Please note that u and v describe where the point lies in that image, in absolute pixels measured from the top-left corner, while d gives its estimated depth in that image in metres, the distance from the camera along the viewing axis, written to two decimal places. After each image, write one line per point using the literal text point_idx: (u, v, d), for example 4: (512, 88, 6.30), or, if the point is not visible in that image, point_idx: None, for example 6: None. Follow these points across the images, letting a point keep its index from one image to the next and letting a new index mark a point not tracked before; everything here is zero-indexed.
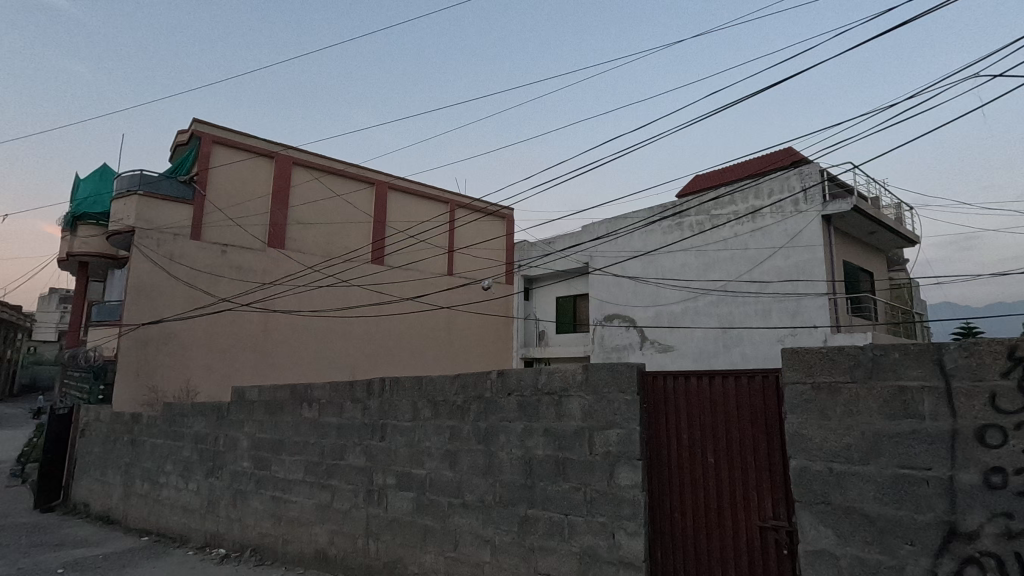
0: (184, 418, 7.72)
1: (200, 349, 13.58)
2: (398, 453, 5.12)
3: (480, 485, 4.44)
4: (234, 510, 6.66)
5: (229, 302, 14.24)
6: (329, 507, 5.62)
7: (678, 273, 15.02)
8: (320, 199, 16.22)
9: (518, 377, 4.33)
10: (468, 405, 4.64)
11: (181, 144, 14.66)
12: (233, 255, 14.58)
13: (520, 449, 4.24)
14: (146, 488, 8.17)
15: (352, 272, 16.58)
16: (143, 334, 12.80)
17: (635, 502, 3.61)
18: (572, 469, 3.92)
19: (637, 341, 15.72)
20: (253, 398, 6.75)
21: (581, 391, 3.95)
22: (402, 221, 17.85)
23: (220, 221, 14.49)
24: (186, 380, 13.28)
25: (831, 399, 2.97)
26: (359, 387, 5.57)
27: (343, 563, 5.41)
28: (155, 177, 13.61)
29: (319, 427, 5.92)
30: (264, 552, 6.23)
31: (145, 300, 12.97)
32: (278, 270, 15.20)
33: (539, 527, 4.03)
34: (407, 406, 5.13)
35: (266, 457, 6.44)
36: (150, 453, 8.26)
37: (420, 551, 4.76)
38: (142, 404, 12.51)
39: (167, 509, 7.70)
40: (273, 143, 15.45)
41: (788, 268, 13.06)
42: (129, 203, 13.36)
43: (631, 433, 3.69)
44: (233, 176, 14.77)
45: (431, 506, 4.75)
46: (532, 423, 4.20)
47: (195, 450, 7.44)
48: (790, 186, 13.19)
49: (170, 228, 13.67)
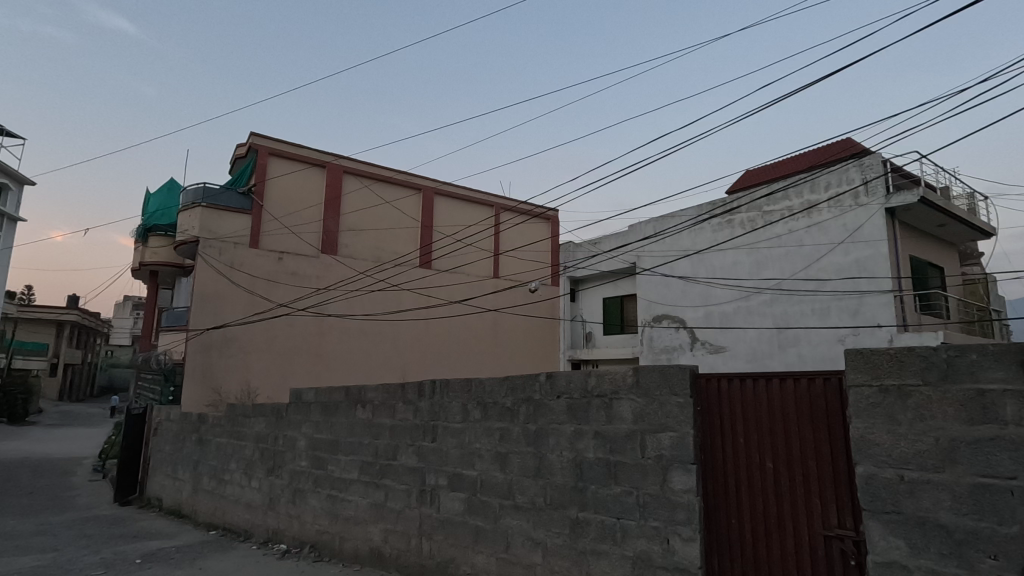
0: (246, 419, 8.10)
1: (258, 352, 14.18)
2: (449, 454, 5.20)
3: (531, 487, 4.45)
4: (294, 508, 6.92)
5: (286, 307, 14.83)
6: (383, 506, 5.76)
7: (729, 272, 14.59)
8: (370, 206, 16.69)
9: (567, 379, 4.32)
10: (517, 407, 4.66)
11: (240, 157, 15.44)
12: (289, 262, 15.19)
13: (570, 452, 4.23)
14: (213, 484, 8.62)
15: (401, 276, 16.97)
16: (207, 338, 13.50)
17: (690, 507, 3.52)
18: (624, 473, 3.87)
19: (687, 342, 15.35)
20: (309, 400, 7.02)
21: (633, 394, 3.89)
22: (449, 225, 18.12)
23: (277, 230, 15.13)
24: (246, 381, 13.90)
25: (900, 403, 2.82)
26: (411, 389, 5.69)
27: (397, 561, 5.53)
28: (217, 189, 14.35)
29: (372, 427, 6.07)
30: (322, 549, 6.44)
31: (209, 306, 13.69)
32: (331, 276, 15.73)
33: (591, 530, 4.00)
34: (457, 407, 5.20)
35: (322, 457, 6.67)
36: (215, 452, 8.70)
37: (472, 552, 4.81)
38: (207, 404, 13.20)
39: (232, 505, 8.08)
40: (325, 153, 16.02)
41: (848, 264, 12.46)
42: (193, 214, 14.14)
43: (684, 437, 3.60)
44: (289, 186, 15.41)
45: (482, 507, 4.79)
46: (582, 426, 4.17)
47: (257, 449, 7.77)
48: (849, 178, 12.60)
49: (231, 237, 14.36)
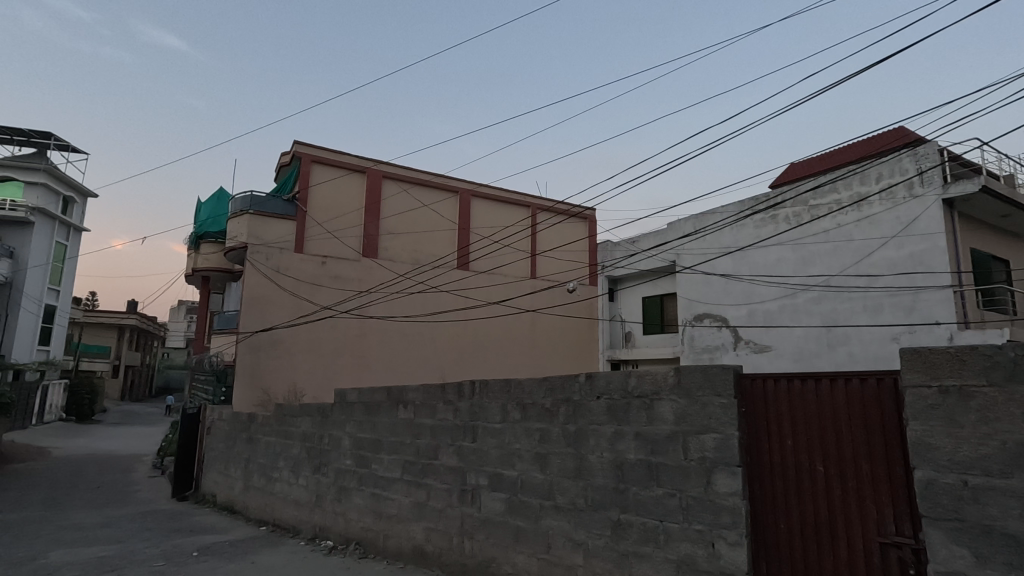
0: (293, 418, 8.37)
1: (304, 354, 14.62)
2: (489, 454, 5.23)
3: (571, 488, 4.43)
4: (339, 505, 7.11)
5: (329, 309, 15.23)
6: (425, 505, 5.85)
7: (774, 269, 14.15)
8: (409, 210, 16.96)
9: (606, 379, 4.28)
10: (557, 408, 4.65)
11: (285, 165, 15.94)
12: (332, 266, 15.59)
13: (611, 453, 4.18)
14: (262, 481, 8.92)
15: (440, 278, 17.20)
16: (256, 340, 14.02)
17: (735, 510, 3.43)
18: (666, 475, 3.81)
19: (730, 341, 14.96)
20: (352, 400, 7.19)
21: (674, 394, 3.82)
22: (486, 227, 18.25)
23: (320, 234, 15.56)
24: (293, 382, 14.36)
25: (962, 405, 2.67)
26: (451, 390, 5.76)
27: (440, 560, 5.59)
28: (263, 197, 14.86)
29: (414, 427, 6.17)
30: (367, 546, 6.59)
31: (257, 309, 14.21)
32: (372, 279, 16.07)
33: (632, 532, 3.95)
34: (496, 408, 5.22)
35: (366, 455, 6.81)
36: (264, 450, 9.02)
37: (513, 552, 4.82)
38: (256, 404, 13.70)
39: (281, 502, 8.35)
40: (365, 159, 16.37)
41: (902, 258, 11.90)
42: (241, 221, 14.69)
43: (729, 438, 3.51)
44: (331, 192, 15.83)
45: (523, 507, 4.80)
46: (622, 426, 4.13)
47: (304, 448, 8.01)
48: (902, 169, 12.03)
49: (277, 242, 14.85)
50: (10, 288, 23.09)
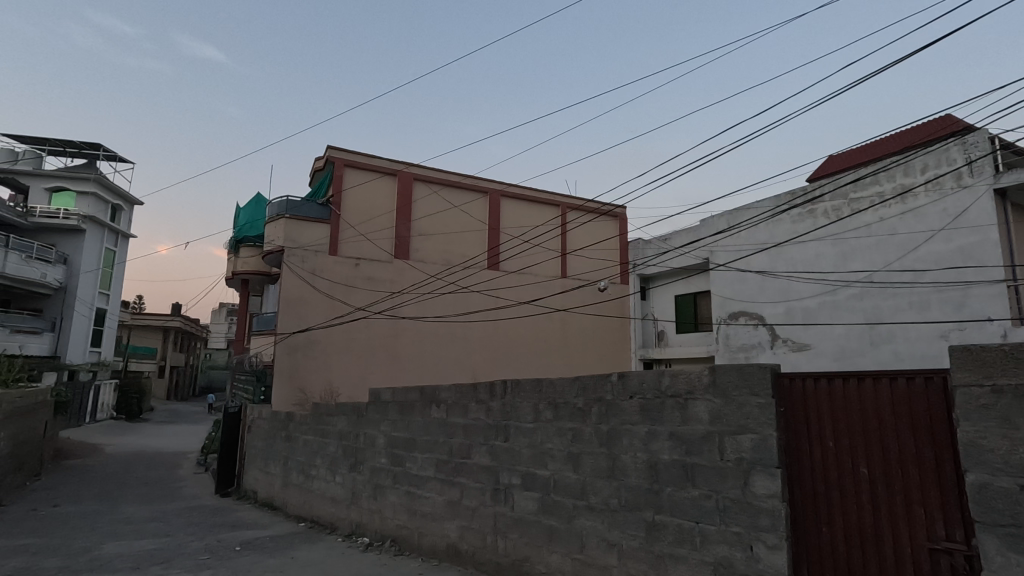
0: (329, 417, 8.57)
1: (339, 354, 14.93)
2: (521, 454, 5.24)
3: (605, 487, 4.40)
4: (374, 503, 7.24)
5: (363, 310, 15.50)
6: (458, 503, 5.90)
7: (812, 265, 13.76)
8: (440, 211, 17.13)
9: (639, 379, 4.24)
10: (589, 408, 4.63)
11: (319, 170, 16.30)
12: (365, 268, 15.87)
13: (644, 453, 4.14)
14: (301, 479, 9.15)
15: (471, 279, 17.30)
16: (293, 341, 14.40)
17: (775, 513, 3.35)
18: (701, 476, 3.75)
19: (766, 340, 14.59)
20: (386, 399, 7.31)
21: (709, 394, 3.76)
22: (516, 227, 18.28)
23: (354, 237, 15.86)
24: (329, 382, 14.67)
25: (1017, 406, 2.55)
26: (482, 389, 5.79)
27: (473, 558, 5.63)
28: (298, 201, 15.25)
29: (447, 426, 6.23)
30: (402, 543, 6.68)
31: (294, 311, 14.58)
32: (404, 280, 16.29)
33: (667, 534, 3.89)
34: (528, 407, 5.23)
35: (400, 454, 6.92)
36: (302, 448, 9.25)
37: (547, 552, 4.82)
38: (294, 404, 14.06)
39: (319, 499, 8.55)
40: (396, 162, 16.60)
41: (950, 252, 11.41)
42: (278, 225, 15.10)
43: (766, 439, 3.43)
44: (364, 195, 16.11)
45: (556, 507, 4.79)
46: (656, 426, 4.08)
47: (340, 446, 8.18)
48: (950, 159, 11.52)
49: (312, 245, 15.20)
50: (65, 293, 24.29)
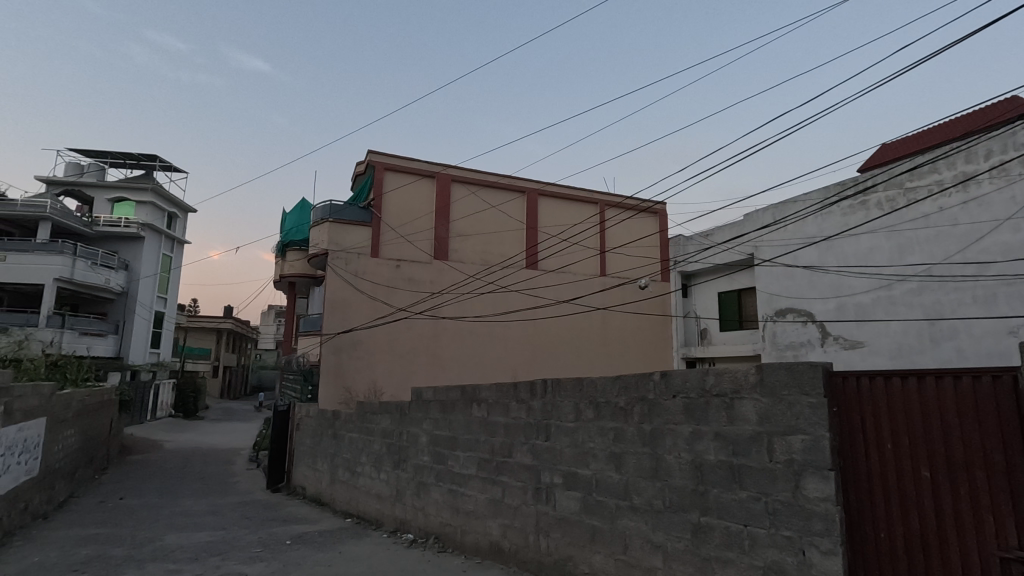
0: (374, 416, 8.77)
1: (382, 354, 15.24)
2: (563, 453, 5.23)
3: (648, 488, 4.34)
4: (418, 500, 7.36)
5: (404, 311, 15.76)
6: (501, 502, 5.93)
7: (865, 259, 13.17)
8: (478, 212, 17.26)
9: (683, 378, 4.15)
10: (631, 407, 4.58)
11: (360, 174, 16.68)
12: (406, 269, 16.14)
13: (689, 453, 4.06)
14: (347, 476, 9.39)
15: (509, 278, 17.37)
16: (338, 341, 14.79)
17: (829, 517, 3.22)
18: (749, 477, 3.64)
19: (816, 337, 14.05)
20: (428, 398, 7.42)
21: (756, 393, 3.65)
22: (554, 225, 18.23)
23: (394, 239, 16.16)
24: (372, 381, 14.98)
25: None
26: (523, 388, 5.81)
27: (516, 556, 5.65)
28: (341, 206, 15.70)
29: (488, 425, 6.28)
30: (445, 540, 6.77)
31: (338, 312, 14.96)
32: (444, 280, 16.49)
33: (714, 537, 3.81)
34: (569, 407, 5.21)
35: (442, 452, 7.01)
36: (348, 446, 9.49)
37: (590, 552, 4.79)
38: (340, 402, 14.44)
39: (364, 495, 8.75)
40: (434, 164, 16.82)
41: (1019, 243, 10.80)
42: (322, 229, 15.54)
43: (819, 440, 3.31)
44: (403, 198, 16.39)
45: (599, 507, 4.76)
46: (701, 426, 3.99)
47: (384, 444, 8.36)
48: (1016, 144, 10.85)
49: (354, 248, 15.58)
50: (127, 297, 25.67)
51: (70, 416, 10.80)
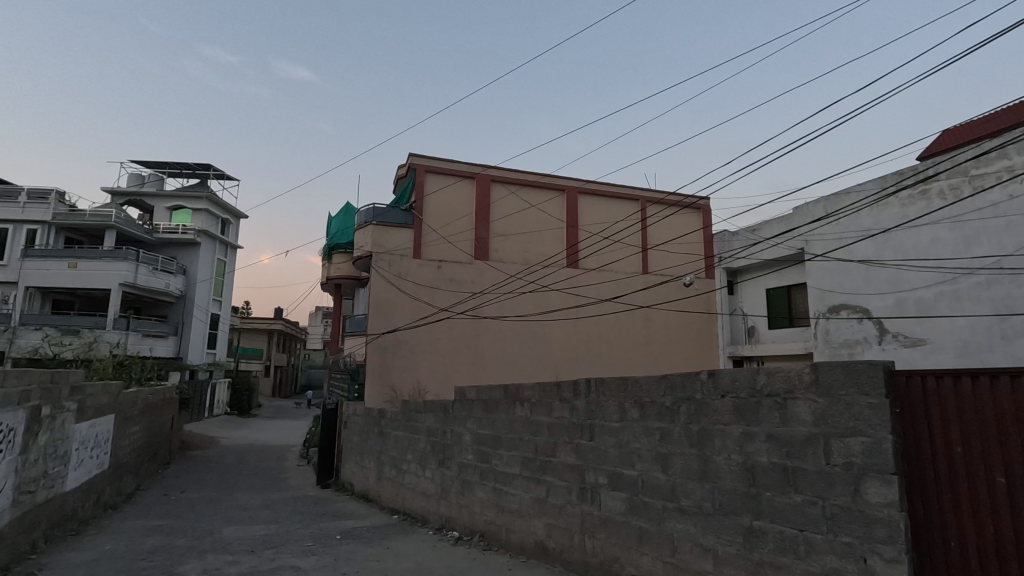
0: (418, 414, 8.91)
1: (425, 353, 15.48)
2: (608, 453, 5.17)
3: (697, 490, 4.25)
4: (463, 498, 7.43)
5: (447, 311, 15.95)
6: (545, 501, 5.92)
7: (926, 252, 12.50)
8: (518, 211, 17.30)
9: (732, 377, 4.04)
10: (677, 407, 4.49)
11: (402, 177, 16.98)
12: (447, 270, 16.33)
13: (740, 455, 3.94)
14: (393, 473, 9.58)
15: (550, 277, 17.34)
16: (383, 341, 15.10)
17: (891, 523, 3.07)
18: (805, 480, 3.51)
19: (873, 334, 13.40)
20: (472, 398, 7.49)
21: (812, 393, 3.51)
22: (594, 223, 18.08)
23: (436, 240, 16.38)
24: (416, 381, 15.21)
25: None
26: (566, 387, 5.78)
27: (561, 556, 5.62)
28: (384, 209, 16.04)
29: (532, 425, 6.28)
30: (490, 539, 6.81)
31: (382, 313, 15.28)
32: (485, 280, 16.60)
33: (768, 541, 3.69)
34: (614, 407, 5.15)
35: (486, 451, 7.05)
36: (394, 443, 9.68)
37: (637, 553, 4.72)
38: (385, 401, 14.74)
39: (410, 493, 8.91)
40: (474, 165, 16.95)
41: None
42: (366, 232, 15.91)
43: (880, 442, 3.15)
44: (444, 200, 16.59)
45: (645, 508, 4.69)
46: (752, 427, 3.87)
47: (429, 442, 8.48)
48: None
49: (397, 250, 15.88)
50: (185, 300, 26.96)
51: (136, 413, 11.41)
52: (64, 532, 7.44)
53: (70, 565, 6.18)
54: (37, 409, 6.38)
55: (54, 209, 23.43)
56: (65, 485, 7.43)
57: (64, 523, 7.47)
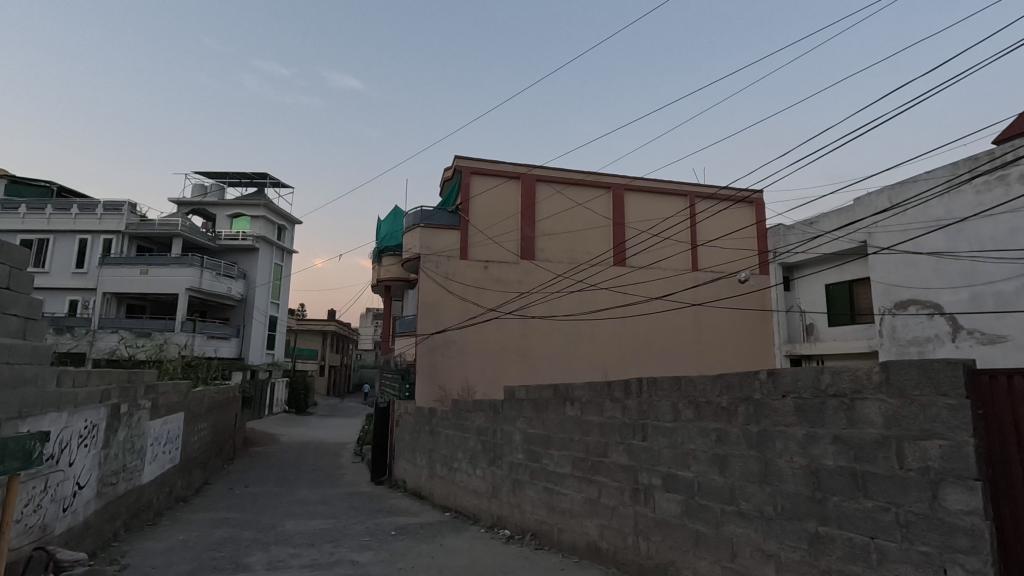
0: (469, 414, 9.01)
1: (473, 353, 15.63)
2: (661, 454, 5.08)
3: (757, 493, 4.11)
4: (514, 497, 7.46)
5: (494, 311, 16.06)
6: (597, 501, 5.87)
7: (1005, 242, 11.61)
8: (564, 210, 17.23)
9: (794, 377, 3.89)
10: (735, 407, 4.36)
11: (448, 179, 17.21)
12: (494, 270, 16.44)
13: (803, 458, 3.80)
14: (445, 471, 9.72)
15: (598, 276, 17.19)
16: (432, 341, 15.36)
17: (975, 533, 2.87)
18: (875, 485, 3.34)
19: (946, 331, 12.59)
20: (521, 397, 7.51)
21: (882, 393, 3.34)
22: (641, 220, 17.81)
23: (482, 241, 16.52)
24: (465, 380, 15.38)
25: None
26: (617, 387, 5.72)
27: (615, 557, 5.56)
28: (431, 211, 16.30)
29: (582, 424, 6.24)
30: (542, 538, 6.81)
31: (431, 313, 15.54)
32: (531, 279, 16.62)
33: (836, 548, 3.53)
34: (667, 406, 5.06)
35: (537, 451, 7.05)
36: (445, 442, 9.82)
37: (694, 557, 4.61)
38: (435, 400, 15.00)
39: (462, 491, 9.02)
40: (519, 165, 17.00)
41: None
42: (414, 235, 16.22)
43: (962, 446, 2.95)
44: (490, 201, 16.71)
45: (702, 511, 4.58)
46: (816, 429, 3.72)
47: (479, 441, 8.56)
48: None
49: (444, 251, 16.12)
50: (245, 304, 28.27)
51: (203, 411, 12.04)
52: (142, 522, 7.95)
53: (148, 553, 6.58)
54: (116, 407, 6.84)
55: (127, 220, 24.96)
56: (142, 478, 7.93)
57: (142, 513, 7.98)
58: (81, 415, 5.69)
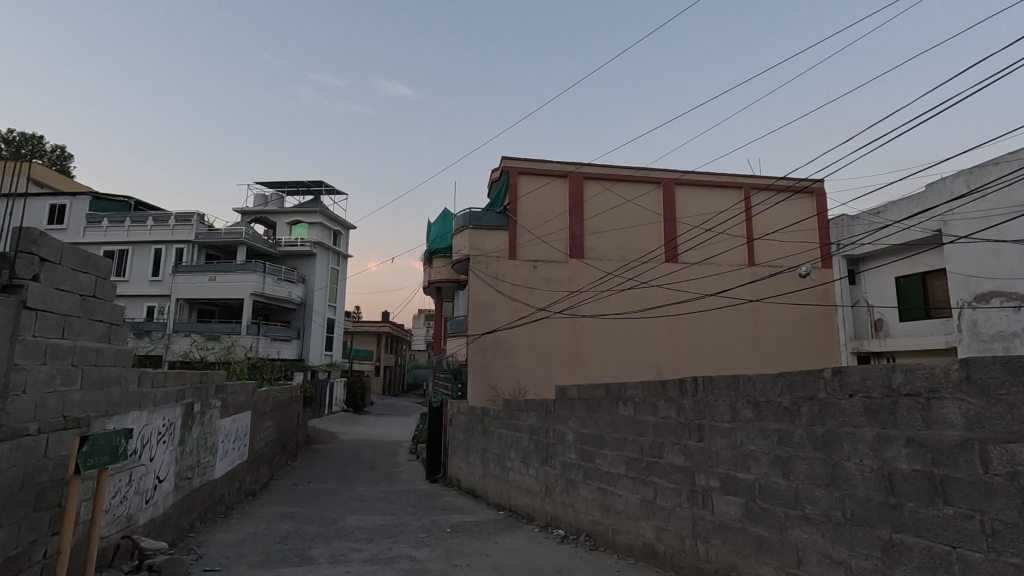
0: (521, 413, 9.05)
1: (524, 352, 15.65)
2: (719, 455, 4.94)
3: (824, 498, 3.92)
4: (568, 497, 7.43)
5: (544, 310, 16.05)
6: (653, 503, 5.77)
7: None
8: (612, 207, 17.01)
9: (862, 375, 3.70)
10: (798, 407, 4.18)
11: (496, 181, 17.33)
12: (543, 270, 16.42)
13: (874, 460, 3.60)
14: (498, 470, 9.81)
15: (650, 274, 16.88)
16: (483, 341, 15.49)
17: None
18: (956, 491, 3.12)
19: None
20: (573, 397, 7.48)
21: (962, 393, 3.11)
22: (694, 215, 17.34)
23: (531, 240, 16.54)
24: (516, 380, 15.42)
25: None
26: (672, 387, 5.59)
27: (672, 561, 5.43)
28: (480, 212, 16.44)
29: (636, 425, 6.15)
30: (596, 539, 6.74)
31: (482, 314, 15.68)
32: (581, 278, 16.51)
33: (913, 558, 3.31)
34: (725, 406, 4.91)
35: (590, 451, 7.00)
36: (497, 441, 9.91)
37: (757, 562, 4.45)
38: (488, 399, 15.13)
39: (515, 490, 9.07)
40: (566, 164, 16.92)
41: None
42: (463, 236, 16.41)
43: None
44: (538, 200, 16.72)
45: (764, 515, 4.41)
46: (888, 430, 3.50)
47: (532, 440, 8.58)
48: None
49: (493, 252, 16.23)
50: (305, 307, 29.46)
51: (268, 410, 12.65)
52: (215, 514, 8.44)
53: (221, 544, 6.98)
54: (190, 406, 7.27)
55: (196, 230, 26.54)
56: (215, 472, 8.41)
57: (215, 506, 8.47)
58: (160, 414, 6.09)
